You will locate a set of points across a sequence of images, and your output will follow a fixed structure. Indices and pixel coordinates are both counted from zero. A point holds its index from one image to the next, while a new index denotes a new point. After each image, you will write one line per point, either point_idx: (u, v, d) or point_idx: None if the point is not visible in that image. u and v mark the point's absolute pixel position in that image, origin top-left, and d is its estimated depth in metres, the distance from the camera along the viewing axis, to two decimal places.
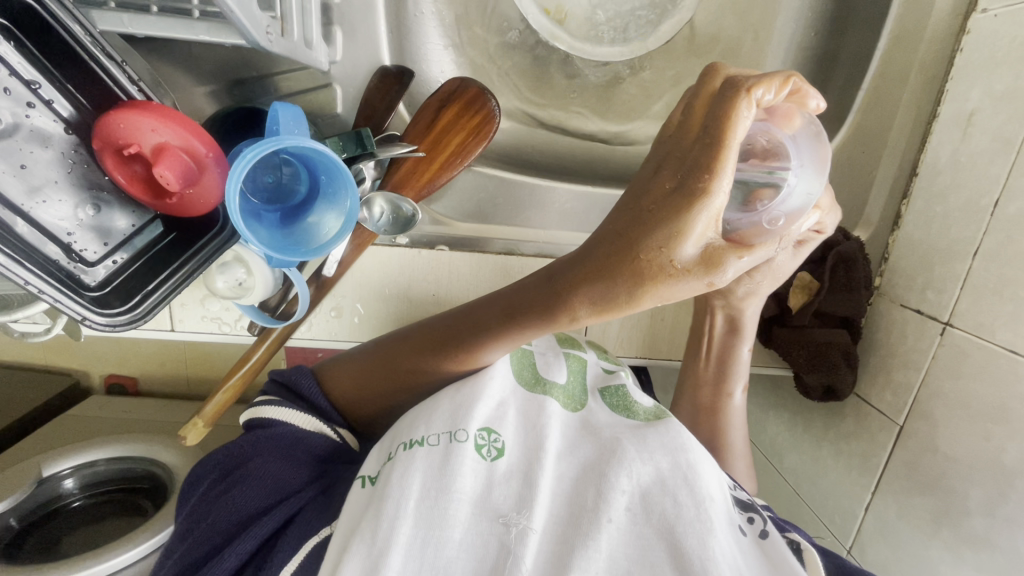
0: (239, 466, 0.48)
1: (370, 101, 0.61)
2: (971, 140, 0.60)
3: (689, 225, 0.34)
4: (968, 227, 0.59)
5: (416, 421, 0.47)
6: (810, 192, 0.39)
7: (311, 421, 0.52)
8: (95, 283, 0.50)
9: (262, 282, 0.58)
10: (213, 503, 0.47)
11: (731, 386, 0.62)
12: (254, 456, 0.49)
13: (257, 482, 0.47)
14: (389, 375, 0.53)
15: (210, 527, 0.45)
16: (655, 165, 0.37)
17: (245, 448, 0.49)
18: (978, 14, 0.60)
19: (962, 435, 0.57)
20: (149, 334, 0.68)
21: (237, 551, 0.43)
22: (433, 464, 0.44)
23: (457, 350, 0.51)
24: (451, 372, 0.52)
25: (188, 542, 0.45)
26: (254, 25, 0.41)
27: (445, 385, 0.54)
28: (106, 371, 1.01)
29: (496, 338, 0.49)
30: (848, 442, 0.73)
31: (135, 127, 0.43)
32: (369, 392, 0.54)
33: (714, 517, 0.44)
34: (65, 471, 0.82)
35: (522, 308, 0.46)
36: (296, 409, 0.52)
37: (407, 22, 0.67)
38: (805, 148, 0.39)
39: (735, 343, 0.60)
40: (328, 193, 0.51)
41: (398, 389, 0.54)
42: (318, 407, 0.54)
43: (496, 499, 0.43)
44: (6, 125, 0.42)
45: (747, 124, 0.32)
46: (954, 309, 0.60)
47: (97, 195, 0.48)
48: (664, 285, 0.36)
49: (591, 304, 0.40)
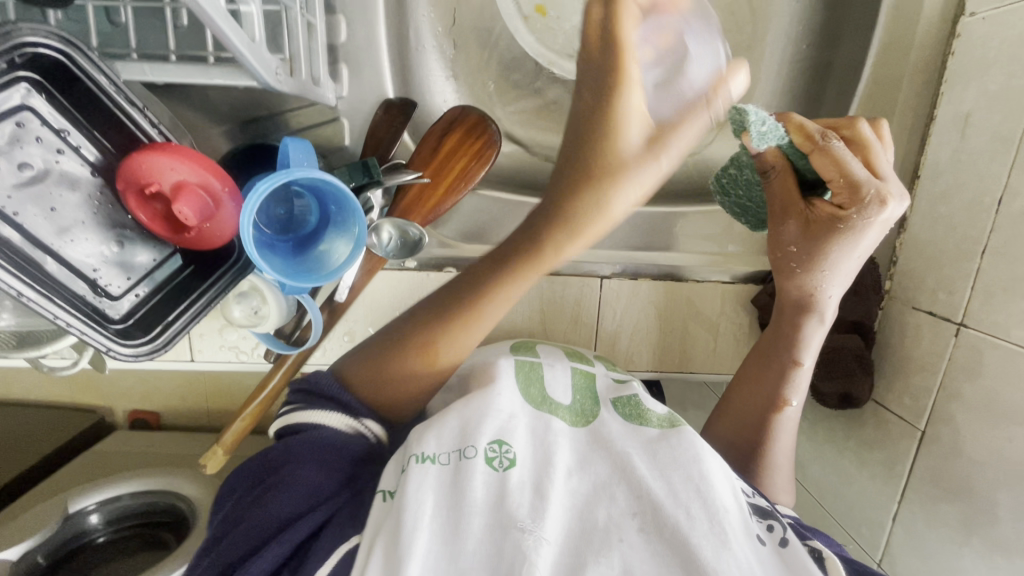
0: (274, 471, 0.49)
1: (377, 131, 0.64)
2: (970, 140, 0.60)
3: (623, 125, 0.44)
4: (974, 227, 0.59)
5: (421, 437, 0.48)
6: (715, 54, 0.46)
7: (345, 419, 0.52)
8: (119, 316, 0.51)
9: (276, 310, 0.60)
10: (248, 508, 0.47)
11: (790, 393, 0.61)
12: (287, 462, 0.49)
13: (291, 487, 0.47)
14: (405, 357, 0.52)
15: (241, 534, 0.45)
16: (579, 97, 0.46)
17: (278, 454, 0.50)
18: (966, 17, 0.61)
19: (984, 438, 0.56)
20: (171, 365, 0.71)
21: (272, 554, 0.43)
22: (444, 480, 0.44)
23: (468, 313, 0.52)
24: (469, 337, 0.53)
25: (222, 545, 0.45)
26: (263, 67, 0.44)
27: (457, 358, 0.53)
28: (129, 407, 1.03)
29: (498, 288, 0.51)
30: (871, 450, 0.71)
31: (155, 167, 0.46)
32: (387, 381, 0.53)
33: (729, 528, 0.44)
34: (91, 507, 0.83)
35: (514, 247, 0.51)
36: (328, 410, 0.52)
37: (409, 56, 0.70)
38: (696, 27, 0.45)
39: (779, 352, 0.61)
40: (338, 222, 0.53)
41: (424, 376, 0.53)
42: (345, 404, 0.53)
43: (510, 507, 0.43)
44: (37, 171, 0.45)
45: (633, 23, 0.41)
46: (967, 309, 0.59)
47: (121, 233, 0.50)
48: (627, 176, 0.45)
49: (576, 216, 0.47)
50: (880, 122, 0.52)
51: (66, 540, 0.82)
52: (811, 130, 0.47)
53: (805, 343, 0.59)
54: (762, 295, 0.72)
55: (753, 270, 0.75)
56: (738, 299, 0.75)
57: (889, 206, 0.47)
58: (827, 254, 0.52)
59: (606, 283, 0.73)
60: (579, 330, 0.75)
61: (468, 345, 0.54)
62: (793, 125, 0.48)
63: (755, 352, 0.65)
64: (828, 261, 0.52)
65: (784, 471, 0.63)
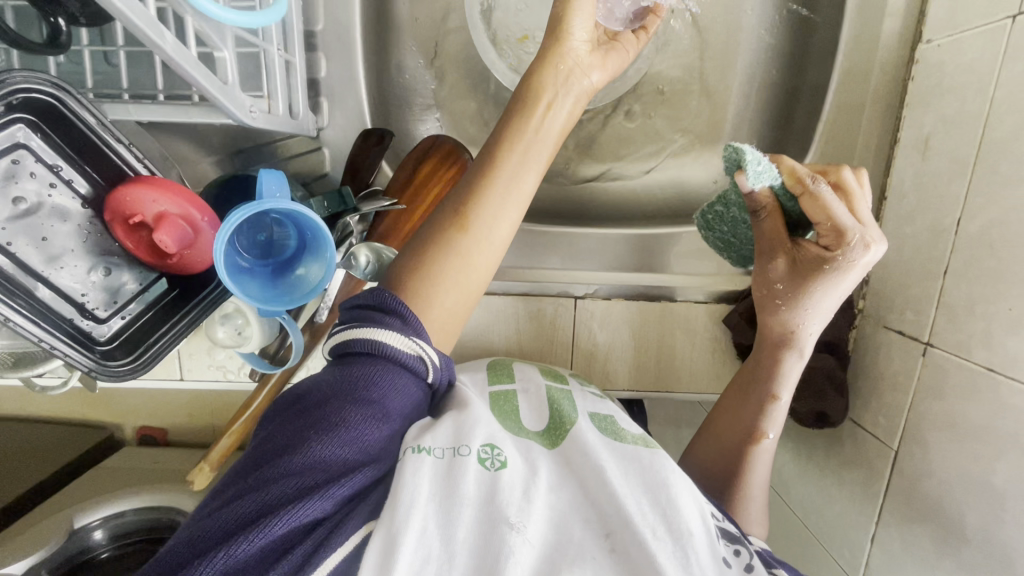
0: (323, 406, 0.41)
1: (355, 161, 0.67)
2: (931, 163, 0.61)
3: None
4: (936, 247, 0.60)
5: (418, 431, 0.46)
6: None
7: (410, 341, 0.44)
8: (105, 337, 0.55)
9: (258, 332, 0.62)
10: (289, 444, 0.40)
11: (765, 426, 0.62)
12: (337, 400, 0.41)
13: (343, 432, 0.40)
14: (447, 232, 0.48)
15: (282, 472, 0.38)
16: None
17: (329, 389, 0.42)
18: (923, 45, 0.63)
19: (953, 457, 0.56)
20: (160, 384, 0.73)
21: (315, 506, 0.37)
22: (438, 474, 0.44)
23: (490, 165, 0.50)
24: (501, 193, 0.50)
25: (252, 481, 0.39)
26: (236, 106, 0.47)
27: (506, 221, 0.50)
28: (137, 423, 1.05)
29: (524, 133, 0.51)
30: (850, 471, 0.71)
31: (138, 199, 0.49)
32: (433, 264, 0.48)
33: (693, 553, 0.45)
34: (95, 523, 0.86)
35: (519, 98, 0.52)
36: (393, 333, 0.44)
37: (390, 88, 0.73)
38: None
39: (770, 378, 0.60)
40: (314, 247, 0.56)
41: (473, 249, 0.49)
42: (406, 318, 0.45)
43: (502, 505, 0.43)
44: (31, 204, 0.48)
45: None
46: (933, 329, 0.60)
47: (109, 259, 0.53)
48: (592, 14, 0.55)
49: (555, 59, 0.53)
50: (858, 171, 0.54)
51: (72, 555, 0.84)
52: (801, 173, 0.49)
53: (783, 377, 0.60)
54: (733, 316, 0.73)
55: (727, 290, 0.76)
56: (712, 318, 0.76)
57: (872, 250, 0.49)
58: (810, 293, 0.53)
59: (581, 303, 0.75)
60: (556, 348, 0.77)
61: (504, 208, 0.50)
62: (786, 168, 0.49)
63: (749, 364, 0.63)
64: (816, 296, 0.53)
65: (760, 494, 0.63)
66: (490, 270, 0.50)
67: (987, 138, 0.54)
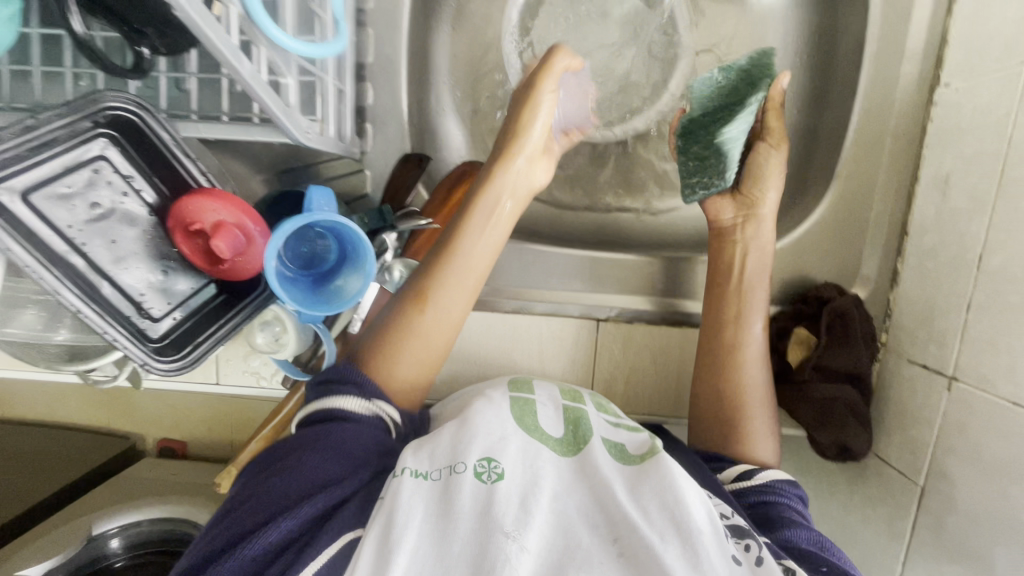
0: (289, 454, 0.50)
1: (394, 182, 0.71)
2: (951, 199, 0.63)
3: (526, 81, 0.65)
4: (958, 281, 0.61)
5: (416, 451, 0.51)
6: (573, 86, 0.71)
7: (361, 400, 0.52)
8: (156, 336, 0.58)
9: (295, 338, 0.66)
10: (260, 485, 0.48)
11: (747, 316, 0.68)
12: (300, 448, 0.49)
13: (302, 469, 0.48)
14: (405, 316, 0.56)
15: (251, 507, 0.46)
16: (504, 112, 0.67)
17: (295, 442, 0.50)
18: (941, 88, 0.67)
19: (982, 493, 0.55)
20: (197, 387, 0.77)
21: (278, 530, 0.44)
22: (435, 494, 0.47)
23: (448, 256, 0.58)
24: (457, 280, 0.57)
25: (231, 518, 0.46)
26: (295, 126, 0.52)
27: (457, 304, 0.58)
28: (159, 435, 1.07)
29: (476, 230, 0.59)
30: (874, 508, 0.69)
31: (199, 209, 0.54)
32: (394, 346, 0.56)
33: (703, 548, 0.44)
34: (112, 531, 0.87)
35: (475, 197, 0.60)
36: (348, 393, 0.52)
37: (429, 118, 0.79)
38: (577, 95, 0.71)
39: (749, 272, 0.69)
40: (354, 259, 0.60)
41: (430, 329, 0.57)
42: (362, 386, 0.53)
43: (497, 515, 0.45)
44: (105, 209, 0.53)
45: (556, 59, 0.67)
46: (957, 363, 0.60)
47: (166, 263, 0.58)
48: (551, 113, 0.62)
49: (507, 162, 0.60)
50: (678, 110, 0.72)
51: (87, 562, 0.85)
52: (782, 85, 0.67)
53: (756, 258, 0.69)
54: None
55: None
56: None
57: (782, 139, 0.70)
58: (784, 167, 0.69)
59: (603, 325, 0.77)
60: (578, 369, 0.78)
61: (458, 293, 0.57)
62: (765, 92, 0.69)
63: (722, 274, 0.70)
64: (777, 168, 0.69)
65: (764, 420, 0.66)
66: (446, 343, 0.58)
67: (1006, 176, 0.56)
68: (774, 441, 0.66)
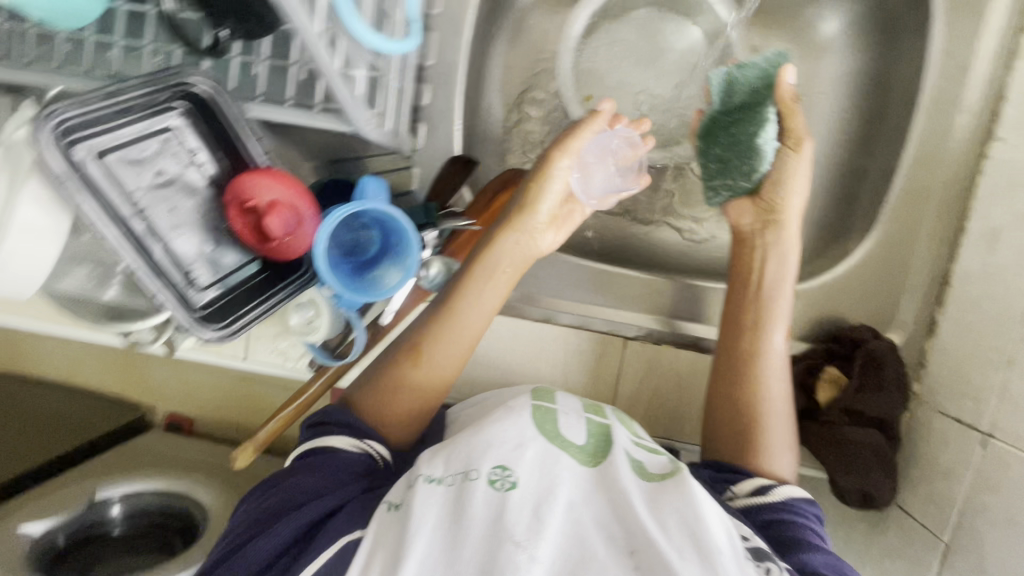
0: (291, 472, 0.57)
1: (441, 182, 0.73)
2: (999, 253, 0.64)
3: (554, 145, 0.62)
4: (1003, 336, 0.61)
5: (431, 459, 0.52)
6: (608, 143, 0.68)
7: (349, 435, 0.58)
8: (200, 305, 0.59)
9: (327, 321, 0.67)
10: (267, 497, 0.56)
11: (771, 322, 0.67)
12: (299, 470, 0.57)
13: (299, 484, 0.55)
14: (399, 369, 0.60)
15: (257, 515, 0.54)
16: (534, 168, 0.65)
17: (295, 464, 0.58)
18: (997, 143, 0.68)
19: (1014, 555, 0.54)
20: (223, 361, 0.78)
21: (277, 534, 0.52)
22: (449, 501, 0.47)
23: (444, 319, 0.60)
24: (450, 343, 0.59)
25: (243, 522, 0.55)
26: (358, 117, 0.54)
27: (449, 364, 0.60)
28: (168, 408, 1.03)
29: (474, 299, 0.59)
30: (892, 560, 0.67)
31: (256, 187, 0.56)
32: (387, 395, 0.59)
33: (722, 566, 0.44)
34: (115, 497, 0.88)
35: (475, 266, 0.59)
36: (340, 429, 0.58)
37: (478, 124, 0.80)
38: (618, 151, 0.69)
39: (775, 280, 0.68)
40: (396, 252, 0.61)
41: (422, 384, 0.59)
42: (353, 425, 0.59)
43: (509, 524, 0.45)
44: (169, 177, 0.56)
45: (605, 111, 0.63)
46: (994, 420, 0.59)
47: (218, 236, 0.60)
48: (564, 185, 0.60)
49: (511, 235, 0.59)
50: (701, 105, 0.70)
51: (86, 526, 0.86)
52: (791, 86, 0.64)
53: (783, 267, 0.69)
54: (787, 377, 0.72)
55: None
56: None
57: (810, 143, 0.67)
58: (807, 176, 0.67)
59: (631, 343, 0.77)
60: (599, 385, 0.78)
61: (449, 354, 0.60)
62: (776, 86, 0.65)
63: (744, 282, 0.70)
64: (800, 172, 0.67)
65: (782, 433, 0.65)
66: (435, 395, 0.60)
67: None
68: (792, 460, 0.65)
